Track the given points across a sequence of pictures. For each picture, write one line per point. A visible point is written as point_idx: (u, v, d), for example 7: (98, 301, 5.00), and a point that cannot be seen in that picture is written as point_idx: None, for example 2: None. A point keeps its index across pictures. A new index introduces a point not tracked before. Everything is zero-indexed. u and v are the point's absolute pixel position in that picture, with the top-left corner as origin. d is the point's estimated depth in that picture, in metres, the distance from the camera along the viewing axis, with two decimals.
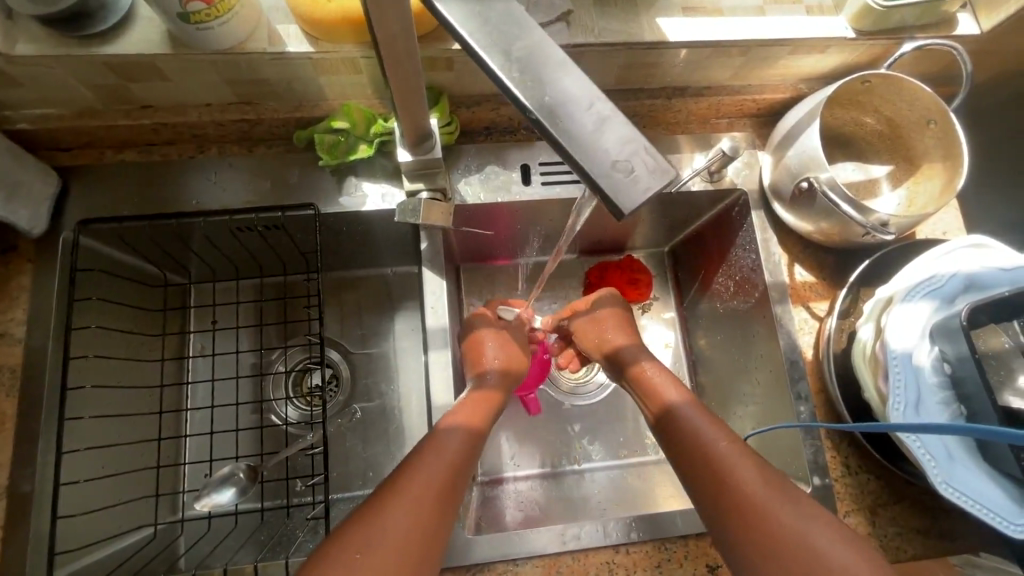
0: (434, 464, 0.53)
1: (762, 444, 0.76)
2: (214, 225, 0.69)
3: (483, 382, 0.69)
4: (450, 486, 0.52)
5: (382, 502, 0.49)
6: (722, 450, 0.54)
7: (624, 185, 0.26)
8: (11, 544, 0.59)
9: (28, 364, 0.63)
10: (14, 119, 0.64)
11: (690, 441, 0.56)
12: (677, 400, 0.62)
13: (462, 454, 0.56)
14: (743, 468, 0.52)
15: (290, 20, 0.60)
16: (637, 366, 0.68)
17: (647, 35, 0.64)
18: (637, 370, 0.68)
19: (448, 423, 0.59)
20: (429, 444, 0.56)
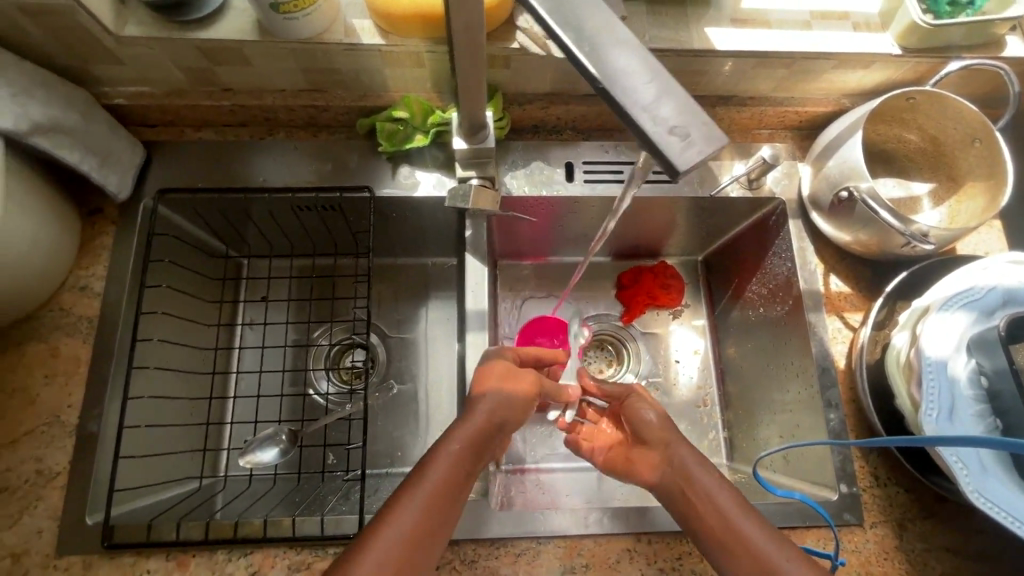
0: (424, 492, 0.51)
1: (790, 454, 0.77)
2: (277, 202, 0.75)
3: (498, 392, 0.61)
4: (433, 522, 0.50)
5: (367, 535, 0.47)
6: (733, 513, 0.54)
7: (680, 147, 0.29)
8: (75, 478, 0.64)
9: (102, 316, 0.69)
10: (112, 95, 0.71)
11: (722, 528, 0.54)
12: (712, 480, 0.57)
13: (445, 481, 0.52)
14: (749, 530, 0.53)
15: (365, 15, 0.65)
16: (676, 442, 0.61)
17: (696, 44, 0.67)
18: (676, 448, 0.60)
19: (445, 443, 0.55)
20: (417, 471, 0.53)
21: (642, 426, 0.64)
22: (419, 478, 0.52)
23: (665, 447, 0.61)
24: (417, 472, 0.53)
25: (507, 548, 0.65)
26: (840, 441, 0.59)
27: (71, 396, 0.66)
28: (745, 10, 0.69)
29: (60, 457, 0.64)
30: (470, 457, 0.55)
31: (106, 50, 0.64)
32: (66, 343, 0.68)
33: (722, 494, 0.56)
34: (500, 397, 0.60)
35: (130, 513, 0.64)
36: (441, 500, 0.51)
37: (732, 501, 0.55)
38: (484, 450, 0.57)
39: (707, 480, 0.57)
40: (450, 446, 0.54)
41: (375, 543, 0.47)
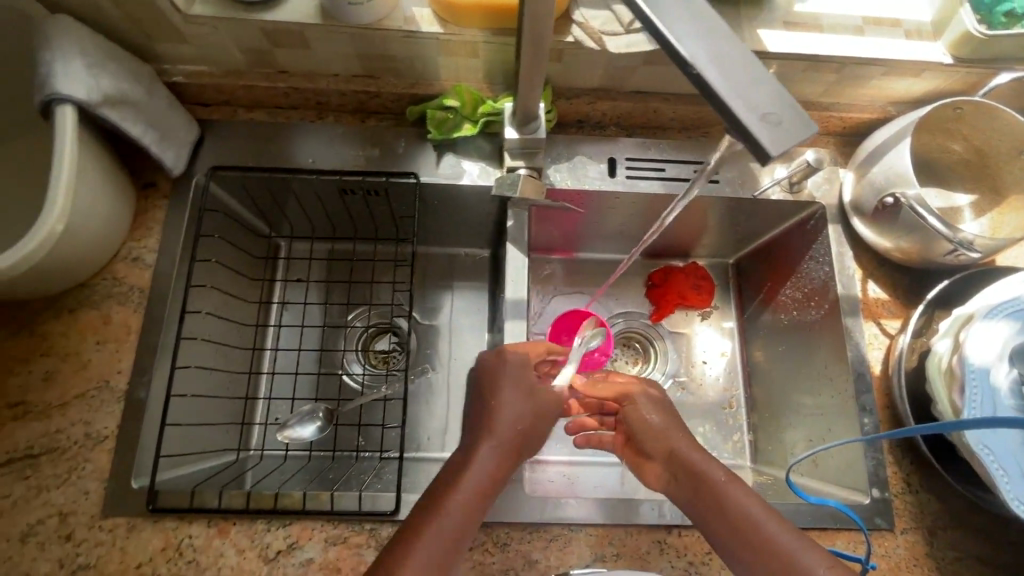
0: (462, 496, 0.56)
1: (820, 459, 0.77)
2: (324, 184, 0.77)
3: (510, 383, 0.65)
4: (466, 521, 0.55)
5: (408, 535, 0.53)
6: (761, 519, 0.56)
7: (773, 133, 0.30)
8: (122, 442, 0.65)
9: (153, 287, 0.71)
10: (172, 72, 0.73)
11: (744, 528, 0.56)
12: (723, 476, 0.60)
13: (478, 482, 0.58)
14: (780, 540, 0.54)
15: (425, 4, 0.67)
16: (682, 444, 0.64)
17: (749, 45, 0.68)
18: (682, 449, 0.63)
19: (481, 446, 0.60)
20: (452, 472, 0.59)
21: (642, 424, 0.67)
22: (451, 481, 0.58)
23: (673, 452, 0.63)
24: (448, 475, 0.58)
25: (540, 533, 0.66)
26: (864, 438, 0.60)
27: (121, 363, 0.68)
28: (797, 14, 0.70)
29: (108, 421, 0.66)
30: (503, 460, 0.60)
31: (173, 27, 0.66)
32: (117, 312, 0.70)
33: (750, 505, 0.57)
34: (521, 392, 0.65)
35: (173, 479, 0.66)
36: (473, 501, 0.56)
37: (755, 504, 0.57)
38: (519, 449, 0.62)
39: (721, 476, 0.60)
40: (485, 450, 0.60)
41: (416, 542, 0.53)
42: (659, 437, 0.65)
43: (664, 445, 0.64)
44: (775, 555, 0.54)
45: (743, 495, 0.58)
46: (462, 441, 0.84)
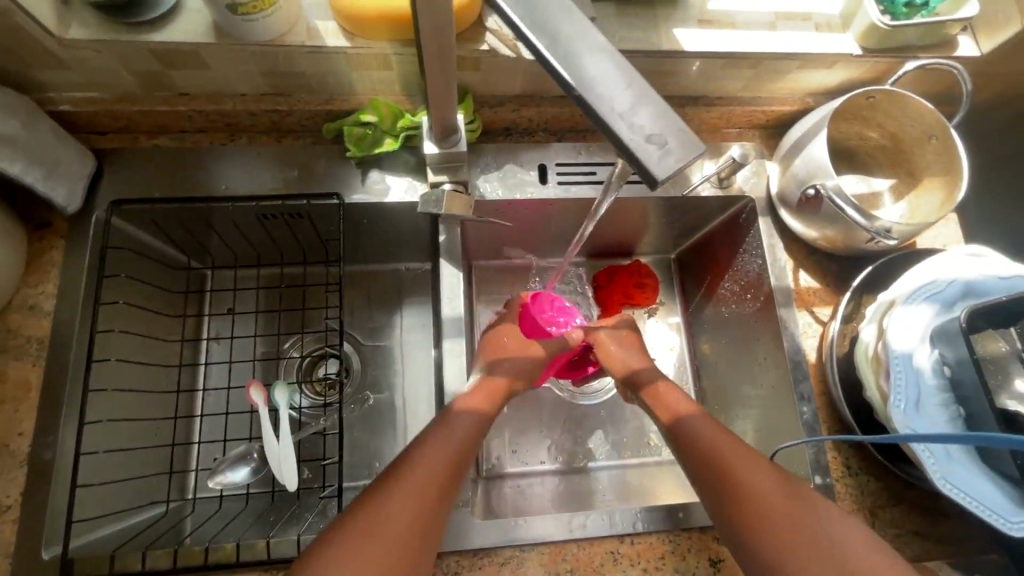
0: (415, 474, 0.54)
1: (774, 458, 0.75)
2: (240, 210, 0.72)
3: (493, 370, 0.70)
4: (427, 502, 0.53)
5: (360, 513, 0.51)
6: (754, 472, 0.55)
7: (657, 157, 0.30)
8: (28, 510, 0.60)
9: (53, 336, 0.65)
10: (58, 101, 0.67)
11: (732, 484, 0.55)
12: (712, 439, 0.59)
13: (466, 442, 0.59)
14: (783, 494, 0.54)
15: (328, 16, 0.63)
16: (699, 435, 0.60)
17: (665, 45, 0.67)
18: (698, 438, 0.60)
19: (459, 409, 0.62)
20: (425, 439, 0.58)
21: (683, 431, 0.61)
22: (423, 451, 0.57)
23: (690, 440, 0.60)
24: (436, 431, 0.59)
25: (491, 558, 0.64)
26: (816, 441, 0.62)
27: (21, 423, 0.62)
28: (711, 11, 0.70)
29: (12, 488, 0.60)
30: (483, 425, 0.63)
31: (49, 54, 0.60)
32: (14, 367, 0.64)
33: (766, 481, 0.55)
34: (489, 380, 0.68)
35: (92, 544, 0.61)
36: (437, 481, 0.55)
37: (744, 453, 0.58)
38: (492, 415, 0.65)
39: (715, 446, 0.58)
40: (465, 415, 0.62)
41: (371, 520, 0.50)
42: (696, 440, 0.60)
43: (698, 443, 0.59)
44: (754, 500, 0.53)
45: (756, 466, 0.56)
46: None
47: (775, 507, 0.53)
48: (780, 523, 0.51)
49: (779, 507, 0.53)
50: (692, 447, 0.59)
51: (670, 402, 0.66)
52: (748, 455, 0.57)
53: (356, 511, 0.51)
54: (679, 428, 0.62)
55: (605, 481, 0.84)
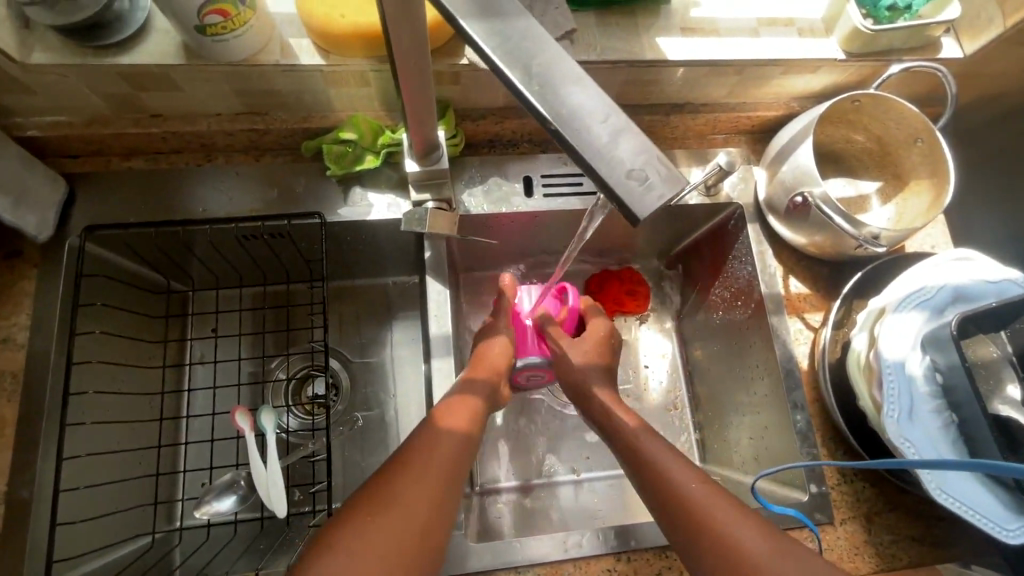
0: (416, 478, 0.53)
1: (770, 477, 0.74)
2: (219, 232, 0.70)
3: (469, 386, 0.66)
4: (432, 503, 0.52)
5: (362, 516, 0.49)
6: (728, 525, 0.51)
7: (639, 193, 0.29)
8: (6, 551, 0.58)
9: (28, 369, 0.63)
10: (25, 126, 0.65)
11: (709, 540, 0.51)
12: (674, 469, 0.57)
13: (460, 453, 0.57)
14: (763, 543, 0.50)
15: (303, 33, 0.62)
16: (659, 460, 0.58)
17: (648, 54, 0.66)
18: (658, 465, 0.58)
19: (444, 426, 0.59)
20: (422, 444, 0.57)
21: (634, 447, 0.61)
22: (416, 454, 0.55)
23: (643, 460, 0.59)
24: (424, 441, 0.57)
25: None
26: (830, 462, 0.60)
27: None
28: (693, 18, 0.69)
29: None
30: (471, 444, 0.59)
31: (12, 80, 0.58)
32: None
33: (757, 535, 0.50)
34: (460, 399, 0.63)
35: None
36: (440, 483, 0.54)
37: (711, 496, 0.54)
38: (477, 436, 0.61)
39: (676, 481, 0.56)
40: (451, 432, 0.58)
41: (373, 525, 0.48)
42: (645, 455, 0.59)
43: (650, 461, 0.58)
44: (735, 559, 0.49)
45: (743, 516, 0.52)
46: None
47: (757, 562, 0.48)
48: None
49: (762, 565, 0.48)
50: (646, 469, 0.58)
51: (615, 417, 0.65)
52: (732, 504, 0.53)
53: (354, 516, 0.49)
54: (631, 444, 0.61)
55: (601, 493, 0.83)
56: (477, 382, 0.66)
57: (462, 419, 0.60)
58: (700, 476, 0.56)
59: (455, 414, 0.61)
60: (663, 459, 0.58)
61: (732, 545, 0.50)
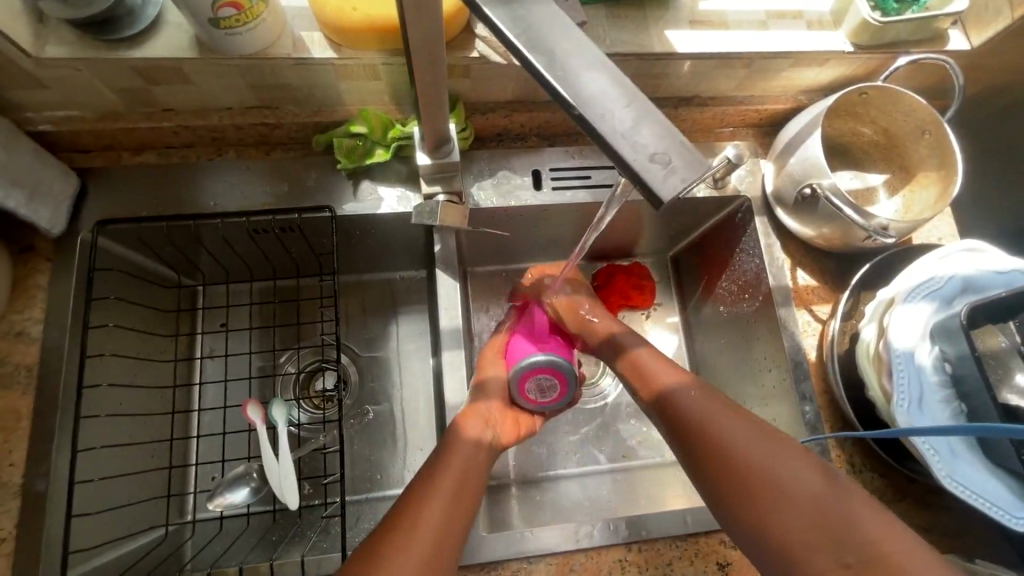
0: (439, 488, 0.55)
1: None
2: (230, 226, 0.70)
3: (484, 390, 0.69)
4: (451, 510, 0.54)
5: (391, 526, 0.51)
6: (744, 443, 0.55)
7: (662, 176, 0.29)
8: (23, 542, 0.58)
9: (43, 363, 0.64)
10: (37, 120, 0.66)
11: (726, 459, 0.55)
12: (697, 405, 0.59)
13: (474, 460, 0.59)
14: (775, 458, 0.54)
15: (314, 27, 0.62)
16: (686, 404, 0.60)
17: (657, 46, 0.67)
18: (686, 409, 0.60)
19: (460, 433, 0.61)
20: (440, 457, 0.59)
21: (669, 401, 0.61)
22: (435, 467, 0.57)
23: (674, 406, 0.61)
24: (441, 454, 0.59)
25: (498, 570, 0.64)
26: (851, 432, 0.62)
27: (11, 454, 0.61)
28: (702, 11, 0.69)
29: (5, 521, 0.59)
30: (485, 451, 0.62)
31: (26, 74, 0.58)
32: (2, 397, 0.62)
33: (772, 451, 0.55)
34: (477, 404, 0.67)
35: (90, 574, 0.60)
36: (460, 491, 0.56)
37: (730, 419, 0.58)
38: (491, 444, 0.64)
39: (699, 414, 0.59)
40: (465, 438, 0.61)
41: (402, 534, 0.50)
42: (680, 406, 0.60)
43: (678, 408, 0.60)
44: (748, 473, 0.54)
45: (758, 433, 0.56)
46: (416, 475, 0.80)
47: (768, 475, 0.53)
48: (774, 494, 0.52)
49: (773, 478, 0.53)
50: (676, 414, 0.60)
51: (653, 371, 0.65)
52: (748, 422, 0.57)
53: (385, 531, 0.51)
54: (664, 396, 0.63)
55: (610, 486, 0.83)
56: (490, 385, 0.70)
57: (477, 427, 0.63)
58: (721, 399, 0.60)
59: (469, 419, 0.64)
60: (690, 402, 0.60)
61: (746, 461, 0.54)
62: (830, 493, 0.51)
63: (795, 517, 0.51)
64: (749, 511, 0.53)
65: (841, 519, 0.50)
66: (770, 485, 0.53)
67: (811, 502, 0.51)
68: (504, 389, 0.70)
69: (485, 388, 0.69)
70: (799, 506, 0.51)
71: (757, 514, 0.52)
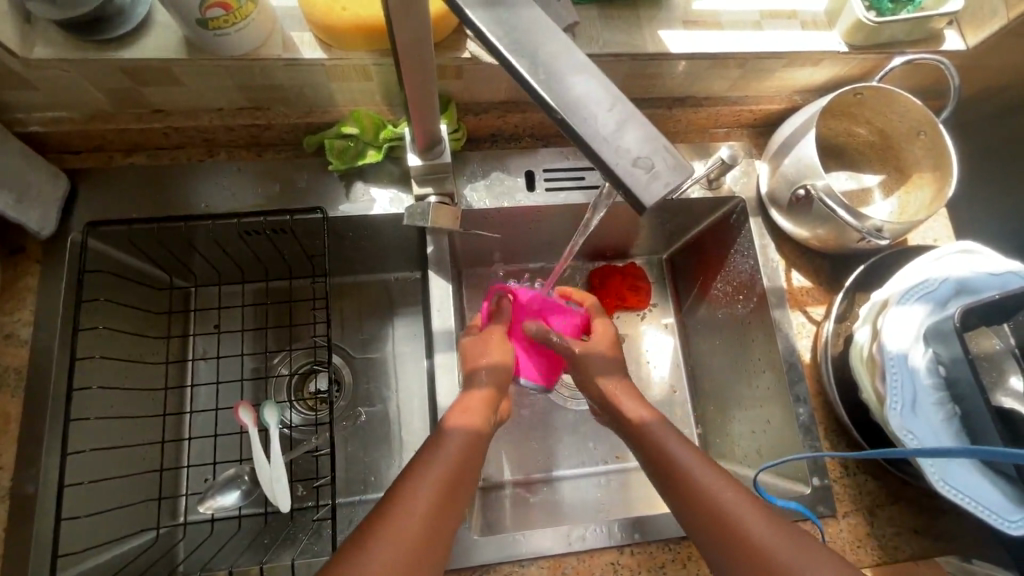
0: (426, 481, 0.54)
1: (771, 468, 0.76)
2: (221, 228, 0.70)
3: (473, 380, 0.67)
4: (444, 503, 0.54)
5: (376, 524, 0.50)
6: (721, 495, 0.55)
7: (645, 181, 0.30)
8: (13, 545, 0.58)
9: (33, 365, 0.63)
10: (27, 121, 0.65)
11: (706, 513, 0.54)
12: (677, 451, 0.59)
13: (464, 450, 0.59)
14: (752, 513, 0.53)
15: (304, 27, 0.62)
16: (667, 452, 0.59)
17: (650, 47, 0.66)
18: (666, 456, 0.59)
19: (452, 425, 0.61)
20: (430, 446, 0.59)
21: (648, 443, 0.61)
22: (421, 459, 0.57)
23: (655, 450, 0.60)
24: (429, 444, 0.59)
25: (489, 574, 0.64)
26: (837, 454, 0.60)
27: (1, 457, 0.60)
28: (695, 12, 0.69)
29: None
30: (479, 441, 0.61)
31: (13, 75, 0.58)
32: None
33: (749, 508, 0.54)
34: (468, 397, 0.64)
35: None
36: (451, 482, 0.55)
37: (707, 470, 0.57)
38: (484, 433, 0.62)
39: (678, 464, 0.58)
40: (455, 429, 0.60)
41: (386, 530, 0.50)
42: (663, 452, 0.60)
43: (661, 454, 0.60)
44: (728, 529, 0.53)
45: (734, 486, 0.56)
46: None
47: (746, 530, 0.52)
48: (754, 552, 0.51)
49: (751, 535, 0.52)
50: (658, 462, 0.60)
51: (629, 412, 0.65)
52: (724, 476, 0.57)
53: (369, 528, 0.50)
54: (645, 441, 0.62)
55: (604, 487, 0.83)
56: (478, 373, 0.67)
57: (470, 417, 0.62)
58: (698, 450, 0.60)
59: (462, 413, 0.62)
60: (669, 448, 0.60)
61: (725, 515, 0.53)
62: (812, 553, 0.50)
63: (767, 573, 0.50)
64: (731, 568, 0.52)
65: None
66: (750, 543, 0.51)
67: (792, 561, 0.50)
68: (493, 377, 0.67)
69: (473, 379, 0.67)
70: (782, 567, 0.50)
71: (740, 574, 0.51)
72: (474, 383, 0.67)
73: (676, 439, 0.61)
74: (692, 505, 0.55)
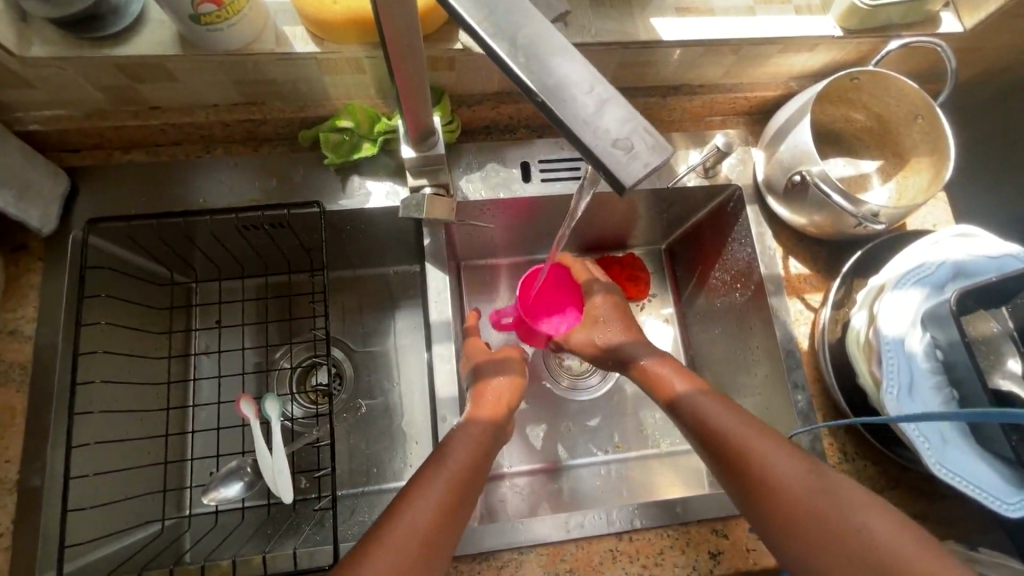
0: (428, 498, 0.54)
1: None
2: (220, 223, 0.71)
3: (481, 372, 0.71)
4: (445, 520, 0.53)
5: (372, 544, 0.49)
6: (752, 444, 0.57)
7: (625, 161, 0.30)
8: (20, 536, 0.59)
9: (37, 360, 0.64)
10: (25, 120, 0.66)
11: (737, 461, 0.57)
12: (710, 408, 0.61)
13: (468, 459, 0.59)
14: (781, 460, 0.56)
15: (297, 21, 0.62)
16: (701, 410, 0.61)
17: (642, 35, 0.66)
18: (700, 413, 0.61)
19: (472, 417, 0.64)
20: (434, 461, 0.58)
21: (685, 408, 0.63)
22: (423, 475, 0.56)
23: (690, 408, 0.62)
24: (432, 459, 0.58)
25: (489, 561, 0.64)
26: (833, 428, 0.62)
27: (8, 450, 0.62)
28: None
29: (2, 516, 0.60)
30: (495, 432, 0.63)
31: (11, 74, 0.59)
32: None
33: (788, 464, 0.55)
34: (481, 387, 0.69)
35: (84, 568, 0.60)
36: (456, 492, 0.55)
37: (739, 422, 0.59)
38: (505, 423, 0.66)
39: (711, 417, 0.60)
40: (480, 420, 0.64)
41: (384, 549, 0.49)
42: (700, 413, 0.61)
43: (696, 412, 0.62)
44: (755, 475, 0.55)
45: (766, 436, 0.58)
46: (411, 468, 0.81)
47: (773, 477, 0.55)
48: (779, 496, 0.54)
49: (778, 481, 0.54)
50: (692, 420, 0.62)
51: (664, 378, 0.67)
52: (757, 427, 0.59)
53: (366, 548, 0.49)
54: (681, 402, 0.64)
55: (602, 476, 0.83)
56: (487, 366, 0.71)
57: (488, 407, 0.66)
58: (733, 403, 0.62)
59: (479, 404, 0.67)
60: (704, 406, 0.62)
61: (754, 464, 0.56)
62: (839, 498, 0.52)
63: (791, 517, 0.53)
64: (756, 509, 0.55)
65: (850, 526, 0.50)
66: (775, 487, 0.54)
67: (816, 507, 0.52)
68: (503, 369, 0.72)
69: (482, 372, 0.71)
70: (807, 511, 0.52)
71: (766, 515, 0.54)
72: (486, 375, 0.71)
73: (711, 397, 0.62)
74: (723, 455, 0.58)
